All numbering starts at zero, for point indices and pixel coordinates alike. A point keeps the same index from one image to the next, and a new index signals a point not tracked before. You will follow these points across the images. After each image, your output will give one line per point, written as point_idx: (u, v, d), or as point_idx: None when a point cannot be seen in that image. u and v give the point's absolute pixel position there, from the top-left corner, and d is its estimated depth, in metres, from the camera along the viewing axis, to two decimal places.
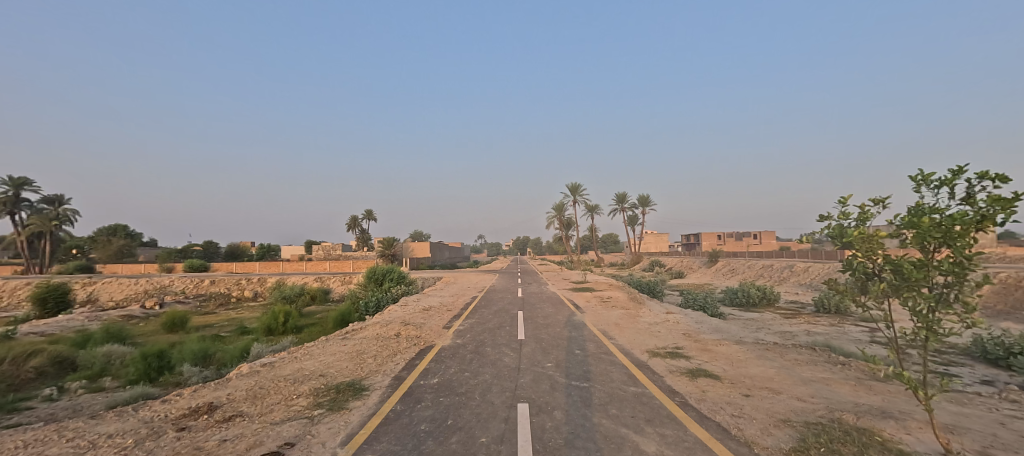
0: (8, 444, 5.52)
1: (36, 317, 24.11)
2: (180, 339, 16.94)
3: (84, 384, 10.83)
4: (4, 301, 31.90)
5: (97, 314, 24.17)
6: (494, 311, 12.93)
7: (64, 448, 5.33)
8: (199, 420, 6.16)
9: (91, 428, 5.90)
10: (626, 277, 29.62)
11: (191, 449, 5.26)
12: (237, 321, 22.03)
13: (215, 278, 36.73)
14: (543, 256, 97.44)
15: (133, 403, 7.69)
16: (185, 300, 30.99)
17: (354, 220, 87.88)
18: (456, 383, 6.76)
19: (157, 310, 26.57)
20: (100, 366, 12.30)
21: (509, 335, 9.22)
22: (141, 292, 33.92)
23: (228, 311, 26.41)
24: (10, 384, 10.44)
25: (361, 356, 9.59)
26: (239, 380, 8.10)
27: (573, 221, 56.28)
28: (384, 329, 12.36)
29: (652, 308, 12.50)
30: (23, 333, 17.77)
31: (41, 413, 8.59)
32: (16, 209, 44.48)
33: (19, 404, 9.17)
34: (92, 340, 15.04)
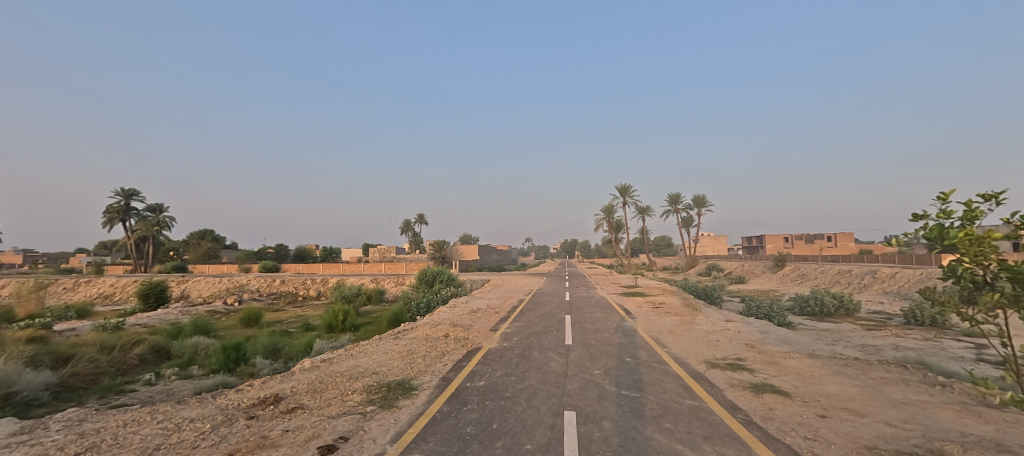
0: (111, 422, 6.09)
1: (141, 310, 27.03)
2: (254, 333, 18.27)
3: (175, 370, 11.92)
4: (118, 295, 36.09)
5: (187, 309, 26.72)
6: (541, 314, 12.75)
7: (154, 429, 5.78)
8: (266, 410, 6.47)
9: (177, 412, 6.38)
10: (681, 281, 28.24)
11: (256, 437, 5.50)
12: (303, 318, 23.43)
13: (285, 278, 39.43)
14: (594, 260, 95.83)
15: (214, 390, 8.33)
16: (258, 298, 33.46)
17: (407, 223, 91.33)
18: (503, 387, 6.65)
19: (235, 306, 28.92)
20: (189, 354, 13.52)
21: (556, 340, 8.98)
22: (223, 289, 37.11)
23: (294, 308, 28.18)
24: (118, 367, 11.77)
25: (411, 356, 9.75)
26: (301, 374, 8.50)
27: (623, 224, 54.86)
28: (433, 329, 12.54)
29: (711, 315, 11.75)
30: (130, 324, 20.04)
31: (142, 395, 9.53)
32: (128, 216, 50.40)
33: (125, 386, 10.25)
34: (184, 332, 16.58)
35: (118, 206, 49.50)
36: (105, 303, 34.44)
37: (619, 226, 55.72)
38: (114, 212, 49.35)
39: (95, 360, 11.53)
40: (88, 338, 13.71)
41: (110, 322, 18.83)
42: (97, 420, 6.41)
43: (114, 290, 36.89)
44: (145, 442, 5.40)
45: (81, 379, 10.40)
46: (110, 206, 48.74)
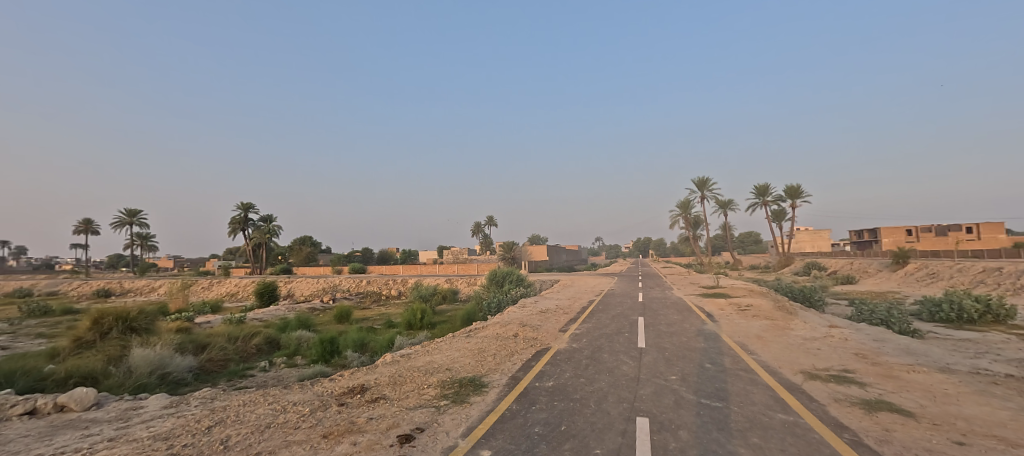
0: (234, 402, 6.88)
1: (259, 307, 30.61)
2: (346, 329, 19.84)
3: (283, 359, 13.35)
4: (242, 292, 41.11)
5: (290, 306, 29.78)
6: (613, 315, 12.28)
7: (266, 409, 6.41)
8: (353, 399, 6.87)
9: (282, 396, 7.03)
10: (774, 282, 25.75)
11: (345, 423, 5.85)
12: (385, 316, 24.96)
13: (370, 279, 42.41)
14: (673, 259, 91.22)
15: (315, 378, 9.11)
16: (348, 296, 36.29)
17: (478, 226, 93.96)
18: (572, 388, 6.44)
19: (329, 304, 31.65)
20: (295, 344, 15.07)
21: (629, 342, 8.56)
22: (319, 288, 40.82)
23: (378, 307, 30.15)
24: (240, 355, 13.54)
25: (482, 354, 9.86)
26: (383, 367, 8.98)
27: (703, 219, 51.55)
28: (503, 329, 12.62)
29: (810, 319, 10.49)
30: (250, 319, 22.83)
31: (259, 379, 10.78)
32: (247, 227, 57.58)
33: (246, 372, 11.68)
34: (290, 326, 18.47)
35: (240, 218, 56.68)
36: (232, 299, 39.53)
37: (699, 222, 52.49)
38: (237, 224, 56.69)
39: (224, 348, 13.36)
40: (220, 330, 15.96)
41: (234, 317, 21.62)
42: (224, 399, 7.31)
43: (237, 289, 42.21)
44: (257, 420, 6.01)
45: (215, 363, 12.30)
46: (234, 219, 55.95)
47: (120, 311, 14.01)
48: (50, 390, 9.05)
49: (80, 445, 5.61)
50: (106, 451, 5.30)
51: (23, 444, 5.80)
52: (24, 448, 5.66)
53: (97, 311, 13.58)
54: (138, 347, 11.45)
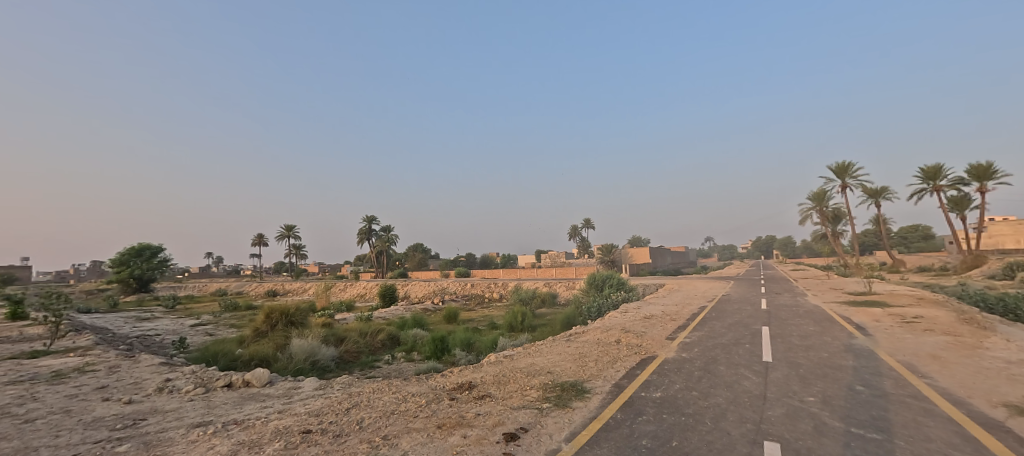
0: (364, 389, 7.61)
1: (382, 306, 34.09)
2: (455, 328, 21.01)
3: (403, 354, 14.50)
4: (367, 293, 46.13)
5: (406, 306, 32.48)
6: (729, 323, 11.06)
7: (390, 397, 6.96)
8: (462, 394, 7.12)
9: (402, 387, 7.58)
10: (950, 288, 20.93)
11: (455, 416, 6.07)
12: (489, 318, 25.85)
13: (474, 282, 44.42)
14: (804, 260, 80.11)
15: (431, 372, 9.66)
16: (455, 299, 38.46)
17: (576, 228, 93.25)
18: (683, 401, 5.87)
19: (439, 305, 33.81)
20: (412, 340, 16.28)
21: (751, 354, 7.58)
22: (430, 291, 43.90)
23: (482, 309, 31.37)
24: (370, 348, 15.06)
25: (584, 359, 9.59)
26: (488, 366, 9.21)
27: (844, 212, 44.53)
28: (605, 334, 12.16)
29: (1009, 337, 8.23)
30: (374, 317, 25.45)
31: (385, 370, 11.89)
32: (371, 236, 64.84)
33: (374, 363, 12.99)
34: (407, 324, 19.99)
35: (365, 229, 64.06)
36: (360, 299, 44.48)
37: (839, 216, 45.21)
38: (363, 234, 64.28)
39: (357, 342, 15.00)
40: (353, 326, 18.09)
41: (362, 315, 24.32)
42: (357, 385, 8.14)
43: (363, 290, 47.43)
44: (384, 407, 6.54)
45: (351, 354, 13.92)
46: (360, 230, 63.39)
47: (282, 307, 16.62)
48: (238, 369, 11.08)
49: (260, 414, 6.67)
50: (276, 422, 6.21)
51: (224, 409, 7.09)
52: (226, 412, 6.94)
53: (267, 307, 16.32)
54: (295, 338, 13.43)
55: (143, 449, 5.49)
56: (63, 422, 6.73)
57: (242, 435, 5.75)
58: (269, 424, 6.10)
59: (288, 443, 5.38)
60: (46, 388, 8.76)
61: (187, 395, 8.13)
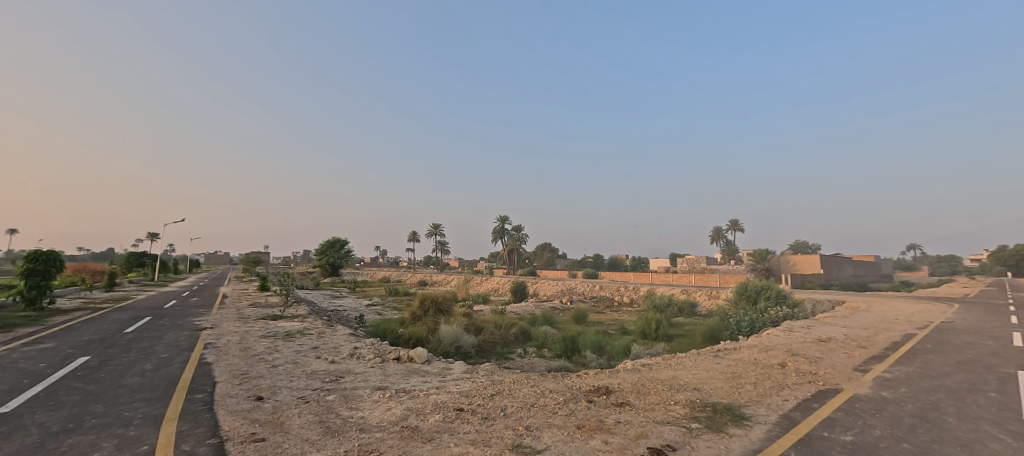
0: (507, 378, 7.99)
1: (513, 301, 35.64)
2: (584, 329, 20.80)
3: (533, 349, 14.88)
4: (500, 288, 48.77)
5: (537, 303, 33.36)
6: (951, 361, 8.62)
7: (529, 390, 7.17)
8: (599, 398, 6.94)
9: (540, 381, 7.74)
10: None
11: (593, 420, 5.94)
12: (619, 322, 24.94)
13: (603, 284, 43.39)
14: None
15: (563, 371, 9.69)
16: (583, 299, 38.08)
17: (719, 231, 84.34)
18: (887, 453, 4.75)
19: (568, 305, 33.85)
20: (543, 336, 16.57)
21: (993, 408, 5.76)
22: (558, 289, 44.32)
23: (612, 312, 30.42)
24: (504, 340, 15.84)
25: (738, 379, 8.54)
26: (626, 373, 8.84)
27: None
28: (764, 354, 10.63)
29: None
30: (508, 311, 26.74)
31: (518, 363, 12.38)
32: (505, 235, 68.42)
33: (509, 355, 13.64)
34: (538, 321, 20.36)
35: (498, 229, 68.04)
36: (494, 293, 47.24)
37: None
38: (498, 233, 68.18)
39: (493, 333, 15.93)
40: (490, 318, 19.27)
41: (498, 309, 25.79)
42: (500, 374, 8.59)
43: (497, 285, 50.25)
44: (524, 398, 6.76)
45: (488, 344, 14.86)
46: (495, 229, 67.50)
47: (433, 295, 18.59)
48: (399, 345, 12.77)
49: (422, 387, 7.52)
50: (434, 396, 6.92)
51: (396, 378, 8.19)
52: (395, 381, 7.99)
53: (421, 295, 18.46)
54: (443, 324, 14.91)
55: (342, 401, 6.66)
56: (293, 370, 8.59)
57: (409, 402, 6.54)
58: (430, 397, 6.82)
59: (446, 416, 5.93)
60: (282, 342, 11.32)
61: (369, 362, 9.63)
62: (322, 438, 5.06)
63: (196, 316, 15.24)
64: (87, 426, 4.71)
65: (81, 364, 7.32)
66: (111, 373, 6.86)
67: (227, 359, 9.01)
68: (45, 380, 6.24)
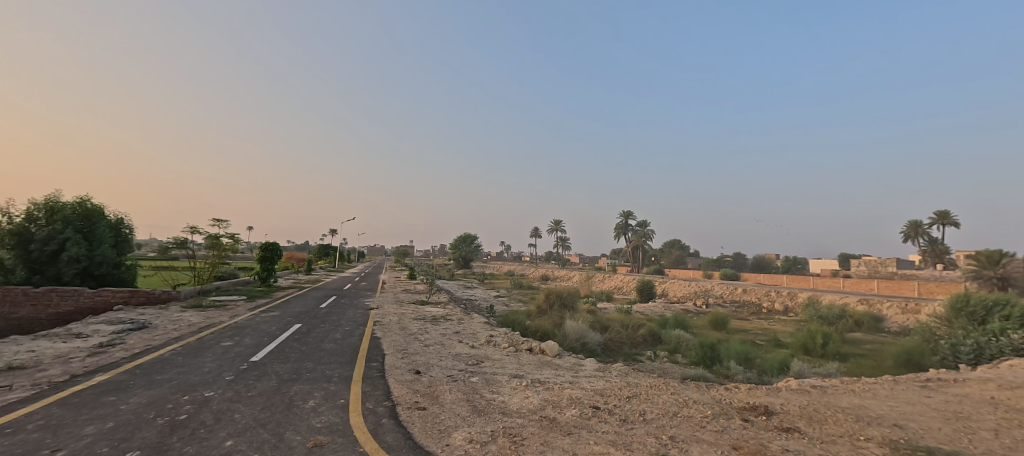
0: (643, 381, 7.52)
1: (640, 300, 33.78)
2: (726, 337, 18.51)
3: (666, 353, 13.74)
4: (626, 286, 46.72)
5: (669, 304, 30.96)
6: None
7: (671, 397, 6.61)
8: (759, 418, 6.04)
9: (682, 390, 7.09)
10: None
11: (753, 442, 5.20)
12: (771, 332, 21.59)
13: (748, 287, 38.24)
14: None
15: (704, 381, 8.71)
16: (723, 303, 34.06)
17: (914, 225, 67.42)
18: None
19: (705, 308, 30.67)
20: (676, 339, 15.22)
21: None
22: (693, 291, 40.48)
23: (761, 320, 26.56)
24: (632, 341, 15.04)
25: (963, 421, 6.59)
26: (791, 393, 7.54)
27: None
28: (1001, 393, 8.02)
29: None
30: (636, 311, 25.41)
31: (649, 366, 11.60)
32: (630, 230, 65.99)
33: (638, 357, 12.90)
34: (671, 321, 18.76)
35: (622, 225, 65.74)
36: (619, 291, 45.42)
37: None
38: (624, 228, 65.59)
39: (620, 333, 15.25)
40: (616, 316, 18.53)
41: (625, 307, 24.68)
42: (635, 376, 8.12)
43: (622, 283, 48.21)
44: (666, 405, 6.25)
45: (615, 343, 14.29)
46: (619, 225, 65.49)
47: (558, 290, 18.70)
48: (527, 336, 13.08)
49: (556, 380, 7.54)
50: (569, 390, 6.86)
51: (529, 368, 8.38)
52: (528, 371, 8.17)
53: (547, 289, 18.70)
54: (568, 319, 14.85)
55: (484, 383, 7.04)
56: (440, 350, 9.45)
57: (545, 394, 6.59)
58: (564, 391, 6.79)
59: (583, 412, 5.81)
60: (430, 325, 12.56)
61: (504, 350, 10.05)
62: (471, 415, 5.39)
63: (363, 297, 17.95)
64: (303, 377, 5.84)
65: (295, 329, 9.17)
66: (315, 338, 8.45)
67: (390, 335, 10.34)
68: (274, 339, 7.98)
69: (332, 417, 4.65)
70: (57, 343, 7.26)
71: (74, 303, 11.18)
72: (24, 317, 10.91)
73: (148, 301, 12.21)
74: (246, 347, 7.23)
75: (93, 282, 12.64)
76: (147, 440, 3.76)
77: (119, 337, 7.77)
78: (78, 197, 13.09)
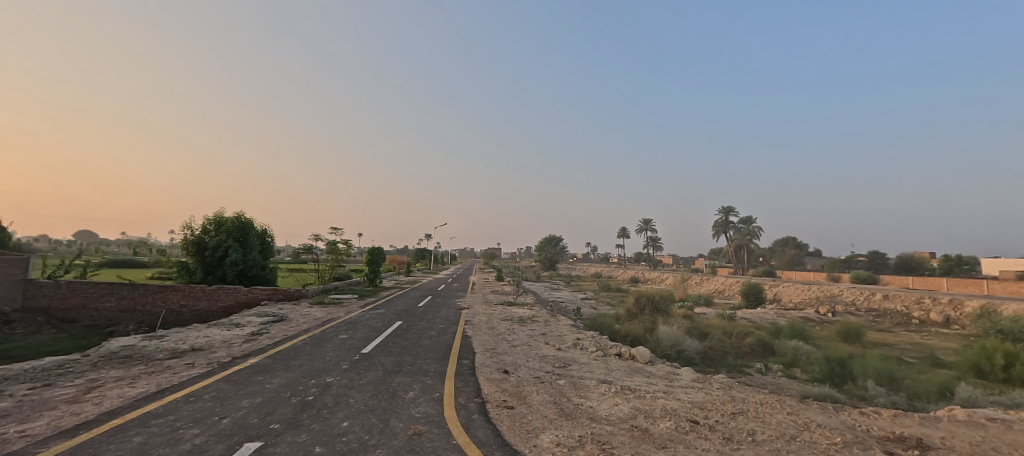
0: (752, 397, 6.89)
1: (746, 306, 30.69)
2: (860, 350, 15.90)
3: (780, 366, 12.32)
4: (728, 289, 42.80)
5: (784, 311, 27.58)
6: None
7: (786, 418, 5.99)
8: (906, 452, 5.18)
9: (801, 411, 6.36)
10: None
11: None
12: (926, 347, 17.82)
13: (890, 292, 32.28)
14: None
15: (825, 400, 7.72)
16: (857, 311, 29.14)
17: None
18: None
19: (832, 315, 26.67)
20: (793, 351, 13.56)
21: None
22: (815, 297, 35.22)
23: (909, 332, 22.32)
24: (737, 351, 13.77)
25: None
26: (950, 425, 6.31)
27: None
28: None
29: None
30: (742, 318, 23.15)
31: (759, 381, 10.52)
32: (728, 228, 61.33)
33: (744, 369, 11.78)
34: (785, 330, 16.73)
35: (721, 222, 61.05)
36: (721, 295, 41.69)
37: None
38: (722, 226, 60.98)
39: (721, 341, 14.08)
40: (717, 323, 17.11)
41: (728, 313, 22.63)
42: (741, 391, 7.46)
43: (724, 286, 44.18)
44: (780, 427, 5.67)
45: (716, 353, 13.24)
46: (717, 222, 61.07)
47: (649, 294, 17.87)
48: (617, 341, 12.73)
49: (648, 388, 7.25)
50: (663, 400, 6.55)
51: (619, 374, 8.16)
52: (619, 377, 7.96)
53: (637, 293, 17.98)
54: (661, 324, 14.13)
55: (571, 387, 7.02)
56: (528, 351, 9.62)
57: (636, 402, 6.39)
58: (658, 401, 6.50)
59: (678, 425, 5.52)
60: (517, 326, 12.82)
61: (591, 354, 9.92)
62: (558, 418, 5.43)
63: (456, 297, 18.90)
64: (405, 370, 6.38)
65: (398, 326, 10.02)
66: (414, 335, 9.15)
67: (480, 335, 10.79)
68: (381, 334, 8.82)
69: (429, 409, 5.01)
70: (222, 330, 8.84)
71: (236, 298, 13.39)
72: (202, 309, 13.15)
73: (284, 298, 14.16)
74: (358, 340, 8.09)
75: (246, 282, 15.07)
76: (284, 415, 4.42)
77: (263, 327, 9.21)
78: (235, 213, 15.77)
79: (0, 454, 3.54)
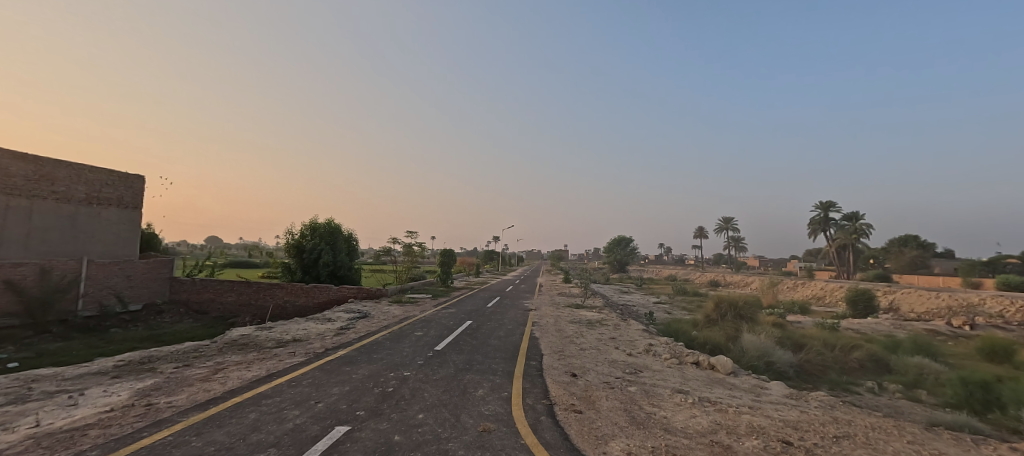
0: (862, 421, 6.18)
1: (851, 315, 27.30)
2: (1007, 370, 13.46)
3: (898, 386, 10.84)
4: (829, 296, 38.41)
5: (903, 322, 24.08)
6: None
7: (907, 447, 5.32)
8: None
9: (927, 441, 5.60)
10: None
11: None
12: None
13: None
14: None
15: (958, 430, 6.71)
16: (1008, 325, 24.43)
17: None
18: None
19: (971, 328, 22.73)
20: (915, 370, 11.85)
21: None
22: (944, 306, 30.30)
23: None
24: (840, 366, 12.37)
25: None
26: None
27: None
28: None
29: None
30: (846, 329, 20.69)
31: (869, 402, 9.37)
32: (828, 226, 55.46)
33: (852, 388, 10.54)
34: (904, 346, 14.66)
35: (819, 219, 55.50)
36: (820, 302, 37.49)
37: None
38: (819, 224, 55.51)
39: (820, 355, 12.76)
40: (814, 333, 15.48)
41: (830, 322, 20.33)
42: (845, 412, 6.73)
43: (824, 292, 39.68)
44: None
45: (813, 367, 12.01)
46: (813, 219, 55.67)
47: (731, 299, 16.70)
48: (694, 349, 12.08)
49: (731, 402, 6.80)
50: (748, 416, 6.12)
51: (696, 385, 7.75)
52: (698, 388, 7.56)
53: (717, 298, 16.88)
54: (745, 332, 13.15)
55: (642, 395, 6.81)
56: (597, 355, 9.47)
57: (716, 416, 6.03)
58: (742, 416, 6.08)
59: (766, 445, 5.13)
60: (586, 329, 12.67)
61: (666, 361, 9.52)
62: (630, 426, 5.31)
63: (525, 299, 19.04)
64: (475, 368, 6.61)
65: (468, 325, 10.38)
66: (483, 334, 9.42)
67: (548, 337, 10.82)
68: (452, 332, 9.19)
69: (498, 407, 5.16)
70: (315, 324, 9.77)
71: (328, 295, 14.72)
72: (301, 305, 14.57)
73: (367, 296, 15.26)
74: (431, 337, 8.51)
75: (336, 281, 16.56)
76: (368, 403, 4.80)
77: (350, 323, 10.04)
78: (326, 219, 17.29)
79: (155, 419, 4.25)
